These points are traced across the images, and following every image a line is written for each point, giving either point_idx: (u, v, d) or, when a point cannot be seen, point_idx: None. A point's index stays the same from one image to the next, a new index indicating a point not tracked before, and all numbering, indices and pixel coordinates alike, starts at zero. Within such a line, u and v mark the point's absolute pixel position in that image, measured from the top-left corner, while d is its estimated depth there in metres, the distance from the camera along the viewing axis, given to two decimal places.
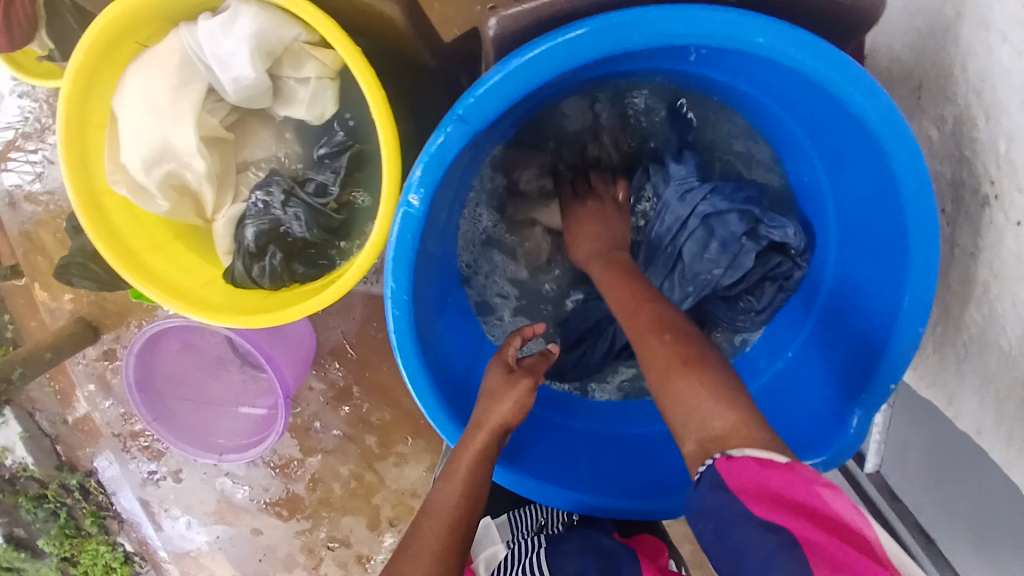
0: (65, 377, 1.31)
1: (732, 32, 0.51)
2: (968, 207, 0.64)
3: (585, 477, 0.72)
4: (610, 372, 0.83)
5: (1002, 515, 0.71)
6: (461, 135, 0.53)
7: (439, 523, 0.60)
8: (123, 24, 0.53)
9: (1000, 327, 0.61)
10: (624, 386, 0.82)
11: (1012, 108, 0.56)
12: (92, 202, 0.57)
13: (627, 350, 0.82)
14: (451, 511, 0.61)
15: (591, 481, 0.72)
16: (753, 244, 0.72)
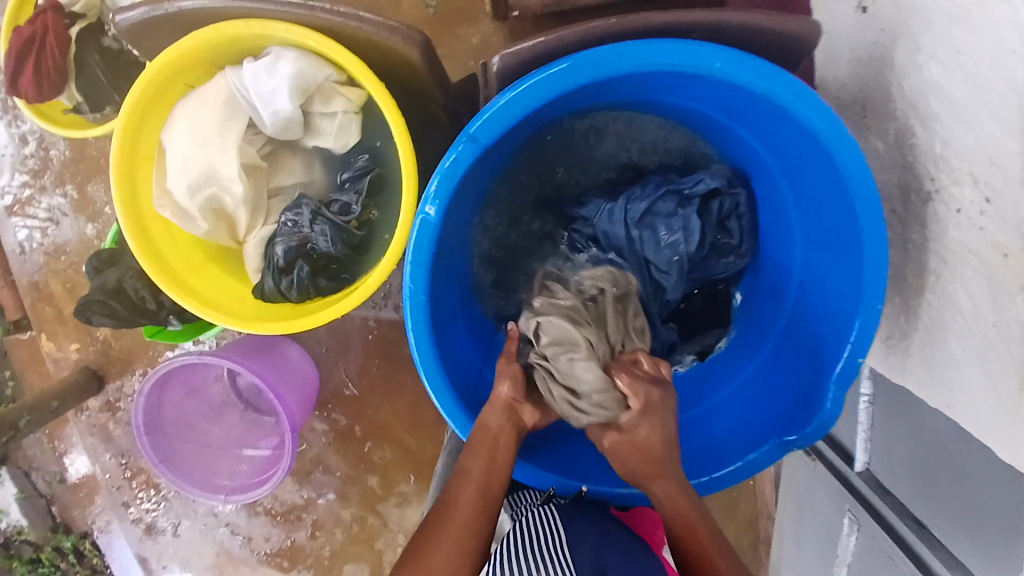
0: (65, 431, 1.30)
1: (695, 61, 0.59)
2: (915, 206, 0.73)
3: (595, 472, 0.76)
4: None
5: (991, 496, 0.72)
6: (471, 152, 0.60)
7: (462, 497, 0.64)
8: (176, 68, 0.61)
9: (955, 306, 0.69)
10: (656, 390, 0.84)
11: (943, 116, 0.65)
12: (139, 224, 0.63)
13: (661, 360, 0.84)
14: (479, 486, 0.64)
15: (600, 475, 0.76)
16: (689, 209, 0.78)
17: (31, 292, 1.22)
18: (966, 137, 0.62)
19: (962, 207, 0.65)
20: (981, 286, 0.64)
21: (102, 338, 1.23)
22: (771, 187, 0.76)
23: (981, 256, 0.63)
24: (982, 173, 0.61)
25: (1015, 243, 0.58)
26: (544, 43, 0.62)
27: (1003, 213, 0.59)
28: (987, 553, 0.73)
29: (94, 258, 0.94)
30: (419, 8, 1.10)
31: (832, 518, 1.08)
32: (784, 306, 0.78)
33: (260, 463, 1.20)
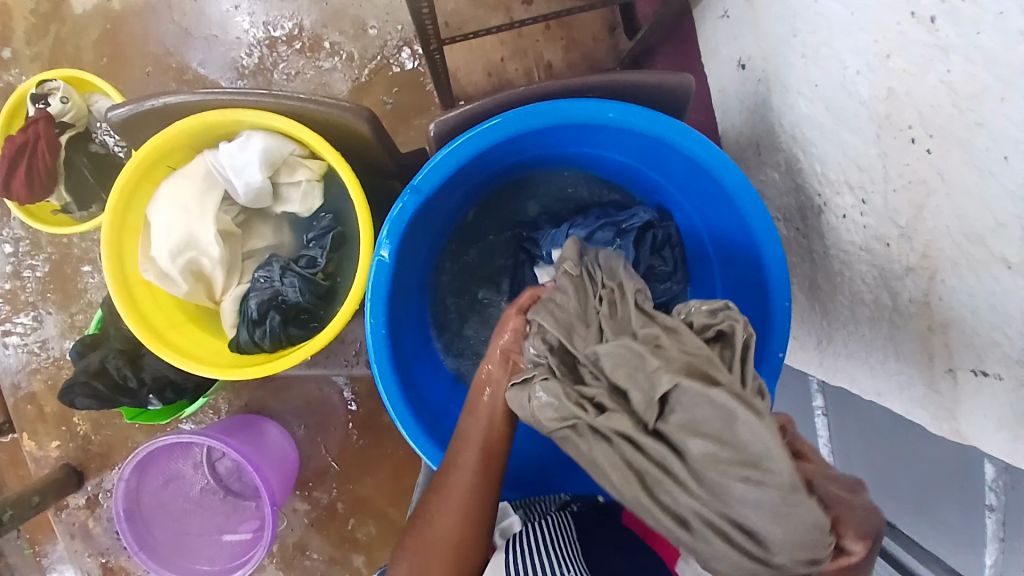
0: (43, 534, 1.28)
1: (595, 112, 0.71)
2: (813, 221, 0.84)
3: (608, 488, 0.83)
4: None
5: (939, 472, 0.77)
6: (416, 200, 0.69)
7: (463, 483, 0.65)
8: (160, 152, 0.71)
9: (861, 301, 0.78)
10: None
11: (817, 142, 0.78)
12: (126, 289, 0.71)
13: None
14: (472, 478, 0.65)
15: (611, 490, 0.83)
16: (625, 240, 0.86)
17: (14, 393, 1.26)
18: (837, 154, 0.75)
19: (846, 213, 0.76)
20: (875, 276, 0.74)
21: (83, 433, 1.25)
22: (689, 219, 0.86)
23: (869, 252, 0.74)
24: (855, 180, 0.73)
25: (893, 231, 0.69)
26: (470, 110, 0.74)
27: (878, 209, 0.70)
28: (947, 529, 0.77)
29: (79, 343, 1.00)
30: (377, 104, 1.25)
31: None
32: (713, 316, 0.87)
33: (239, 546, 1.19)
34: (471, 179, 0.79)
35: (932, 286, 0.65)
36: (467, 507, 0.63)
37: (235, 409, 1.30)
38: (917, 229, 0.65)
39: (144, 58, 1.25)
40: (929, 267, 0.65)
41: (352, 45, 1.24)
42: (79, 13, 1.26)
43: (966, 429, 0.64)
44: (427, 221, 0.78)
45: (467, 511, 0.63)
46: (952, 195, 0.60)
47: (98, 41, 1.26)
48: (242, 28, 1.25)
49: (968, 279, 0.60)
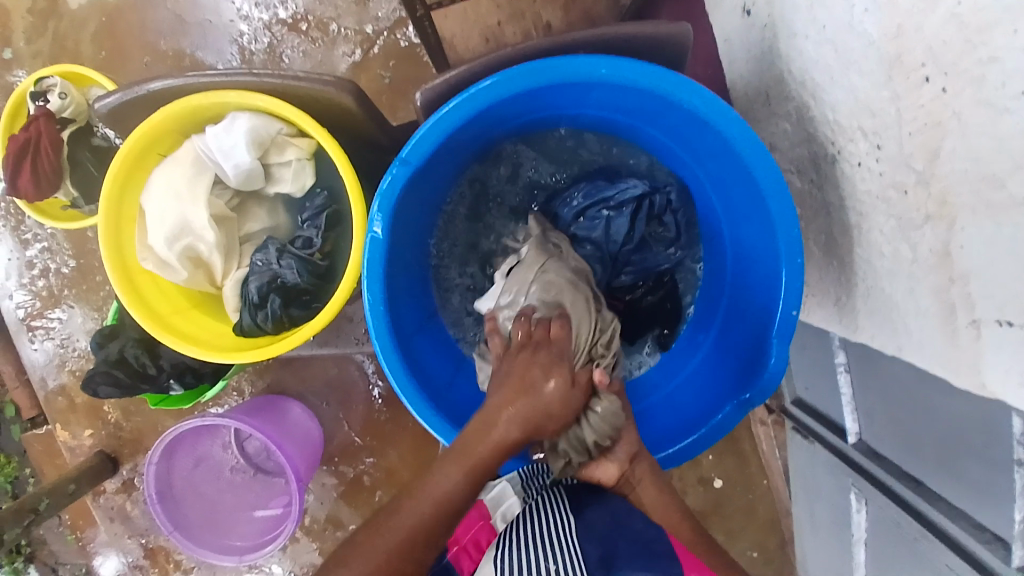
0: (85, 520, 1.33)
1: (584, 68, 0.67)
2: (827, 171, 0.80)
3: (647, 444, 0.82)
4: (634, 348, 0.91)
5: (962, 429, 0.74)
6: (405, 173, 0.68)
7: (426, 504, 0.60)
8: (149, 140, 0.71)
9: (879, 253, 0.74)
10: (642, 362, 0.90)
11: (827, 87, 0.73)
12: (128, 279, 0.72)
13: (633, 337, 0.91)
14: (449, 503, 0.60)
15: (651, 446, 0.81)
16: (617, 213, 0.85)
17: (44, 387, 1.30)
18: (847, 99, 0.70)
19: (861, 160, 0.72)
20: (892, 227, 0.70)
21: (113, 421, 1.30)
22: (695, 177, 0.83)
23: (885, 201, 0.70)
24: (869, 125, 0.68)
25: (909, 177, 0.65)
26: (456, 75, 0.72)
27: (892, 155, 0.66)
28: (969, 483, 0.75)
29: (98, 334, 1.03)
30: (375, 79, 1.22)
31: (839, 498, 1.06)
32: (725, 276, 0.84)
33: (268, 521, 1.23)
34: (461, 147, 0.77)
35: (954, 234, 0.61)
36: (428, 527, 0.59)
37: (257, 391, 1.33)
38: (934, 174, 0.61)
39: (140, 49, 1.24)
40: (948, 215, 0.61)
41: (347, 18, 1.21)
42: (73, 7, 1.25)
43: (994, 384, 0.59)
44: (421, 192, 0.76)
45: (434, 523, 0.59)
46: (967, 134, 0.55)
47: (95, 35, 1.25)
48: (234, 11, 1.23)
49: (987, 225, 0.56)
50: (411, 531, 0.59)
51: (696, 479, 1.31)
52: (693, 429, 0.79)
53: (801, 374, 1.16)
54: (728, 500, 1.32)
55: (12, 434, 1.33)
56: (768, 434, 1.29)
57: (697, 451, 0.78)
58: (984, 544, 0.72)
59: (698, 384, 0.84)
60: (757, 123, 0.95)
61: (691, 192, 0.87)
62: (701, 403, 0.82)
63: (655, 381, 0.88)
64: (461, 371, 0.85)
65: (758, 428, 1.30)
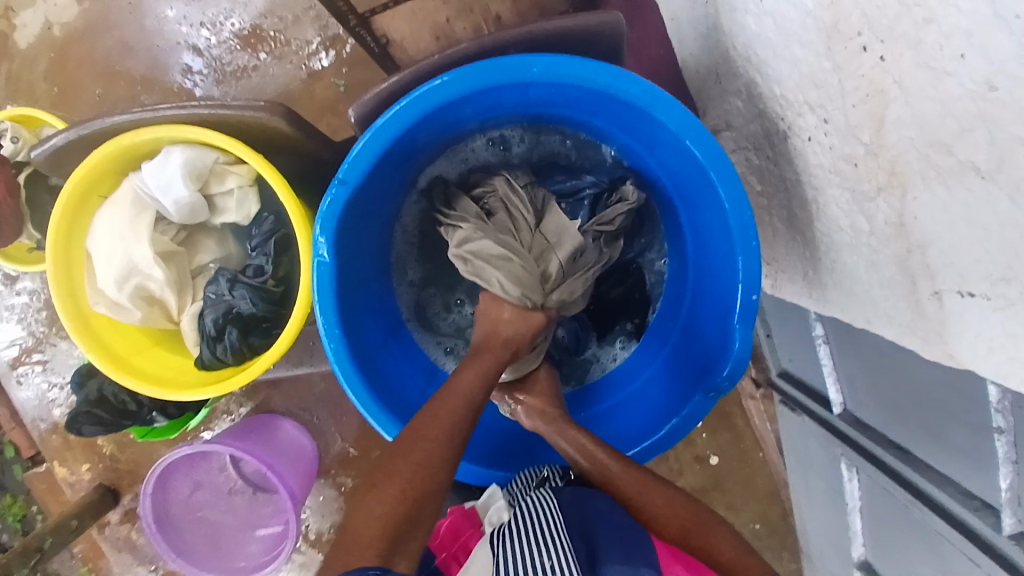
0: (93, 554, 1.34)
1: (515, 69, 0.66)
2: (780, 146, 0.79)
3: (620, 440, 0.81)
4: (608, 339, 0.92)
5: (939, 396, 0.72)
6: (345, 194, 0.67)
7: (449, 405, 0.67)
8: (85, 184, 0.71)
9: (838, 227, 0.73)
10: (617, 356, 0.91)
11: (771, 60, 0.71)
12: (83, 324, 0.72)
13: (603, 329, 0.91)
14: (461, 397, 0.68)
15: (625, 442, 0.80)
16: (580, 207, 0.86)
17: (38, 427, 1.31)
18: (791, 73, 0.69)
19: (811, 134, 0.70)
20: (848, 200, 0.69)
21: (110, 454, 1.31)
22: (647, 163, 0.81)
23: (838, 174, 0.68)
24: (813, 98, 0.67)
25: (858, 149, 0.63)
26: (387, 87, 0.70)
27: (840, 128, 0.64)
28: (953, 448, 0.73)
29: (78, 373, 1.03)
30: (330, 88, 1.20)
31: (833, 469, 1.05)
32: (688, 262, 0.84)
33: (270, 540, 1.24)
34: (405, 156, 0.76)
35: (907, 204, 0.59)
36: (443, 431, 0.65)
37: (248, 409, 1.32)
38: (882, 145, 0.59)
39: (91, 78, 1.23)
40: (899, 184, 0.59)
41: (295, 29, 1.20)
42: (21, 44, 1.24)
43: (962, 353, 0.57)
44: (368, 207, 0.75)
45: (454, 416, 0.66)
46: (910, 101, 0.53)
47: (47, 72, 1.24)
48: (182, 32, 1.21)
49: (938, 191, 0.54)
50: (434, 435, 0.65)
51: (692, 457, 1.31)
52: (664, 420, 0.78)
53: (783, 345, 1.15)
54: (726, 477, 1.31)
55: (15, 474, 1.34)
56: (758, 408, 1.28)
57: (680, 435, 0.77)
58: (972, 511, 0.71)
59: (667, 372, 0.84)
60: (711, 100, 0.94)
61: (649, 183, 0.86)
62: (669, 391, 0.81)
63: (629, 375, 0.88)
64: (432, 382, 0.86)
65: (748, 403, 1.29)
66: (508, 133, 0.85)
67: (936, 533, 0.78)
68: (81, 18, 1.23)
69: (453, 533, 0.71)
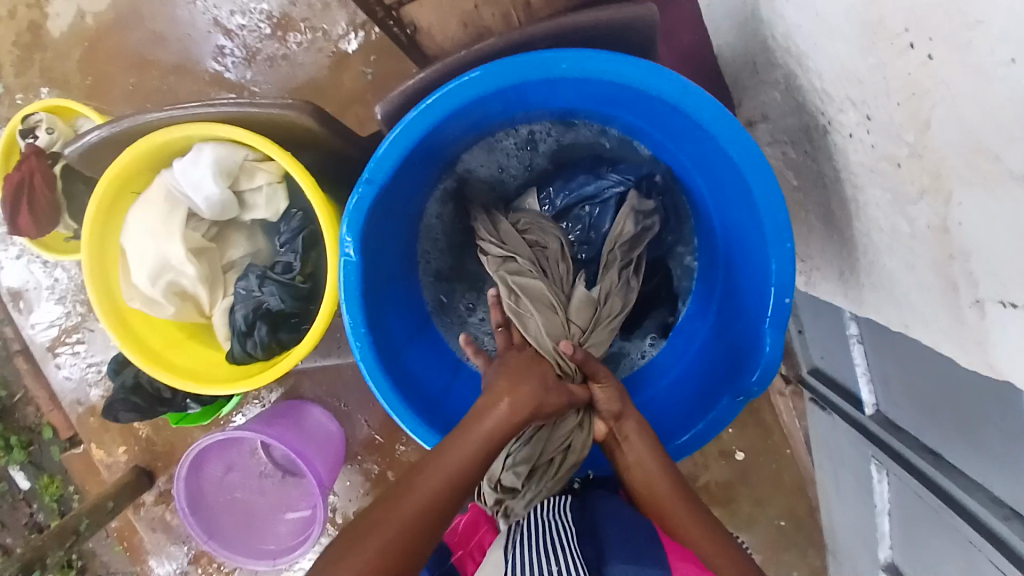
0: (130, 532, 1.39)
1: (543, 66, 0.65)
2: (819, 141, 0.76)
3: None
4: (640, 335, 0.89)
5: (977, 402, 0.70)
6: (371, 193, 0.67)
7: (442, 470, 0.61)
8: (119, 183, 0.72)
9: (878, 227, 0.70)
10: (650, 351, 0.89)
11: (812, 53, 0.69)
12: (118, 319, 0.74)
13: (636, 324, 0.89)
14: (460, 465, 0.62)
15: None
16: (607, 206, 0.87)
17: (76, 410, 1.36)
18: (833, 67, 0.66)
19: (851, 131, 0.68)
20: (888, 201, 0.66)
21: (145, 437, 1.35)
22: (678, 159, 0.80)
23: (879, 174, 0.66)
24: (856, 94, 0.64)
25: (901, 149, 0.61)
26: (414, 85, 0.70)
27: (883, 126, 0.62)
28: (989, 455, 0.71)
29: (114, 361, 1.06)
30: (358, 78, 1.20)
31: (862, 469, 1.03)
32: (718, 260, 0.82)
33: (298, 525, 1.26)
34: (433, 153, 0.76)
35: (951, 209, 0.56)
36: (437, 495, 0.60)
37: (277, 396, 1.35)
38: (925, 147, 0.57)
39: (123, 70, 1.24)
40: (943, 189, 0.57)
41: (323, 18, 1.19)
42: (56, 36, 1.26)
43: (1001, 364, 0.54)
44: (395, 204, 0.75)
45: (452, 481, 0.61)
46: (958, 104, 0.51)
47: (80, 63, 1.25)
48: (211, 22, 1.22)
49: (983, 195, 0.52)
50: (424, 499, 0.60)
51: (717, 452, 1.30)
52: (689, 421, 0.77)
53: (815, 342, 1.12)
54: (753, 471, 1.30)
55: (55, 454, 1.39)
56: (787, 404, 1.27)
57: (710, 435, 0.76)
58: (1002, 520, 0.69)
59: (693, 372, 0.83)
60: (747, 90, 0.91)
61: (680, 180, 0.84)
62: (695, 391, 0.81)
63: (654, 373, 0.87)
64: (457, 376, 0.86)
65: (777, 399, 1.28)
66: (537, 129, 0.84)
67: (964, 539, 0.77)
68: (113, 9, 1.24)
69: (473, 527, 0.74)
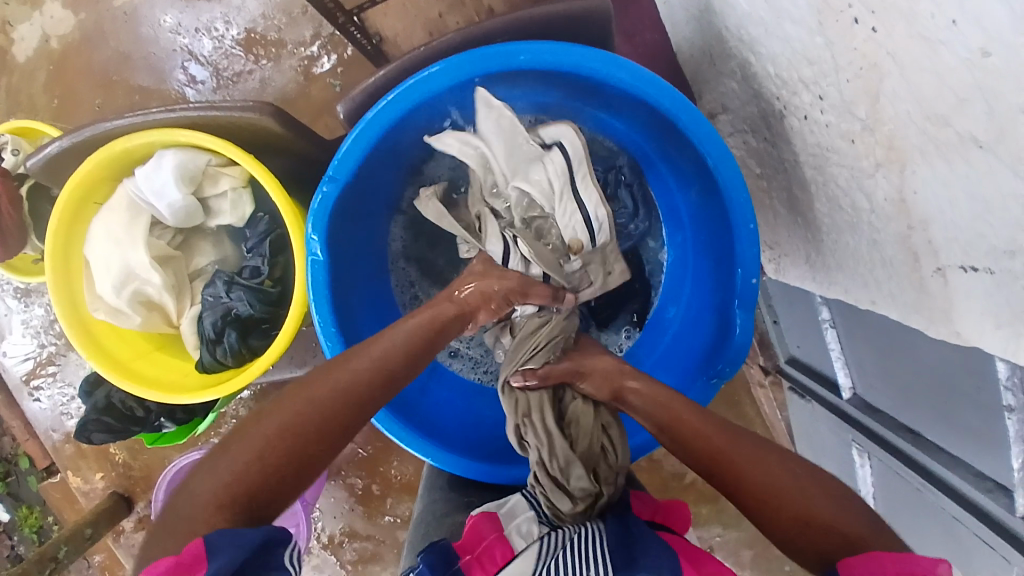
0: (110, 562, 1.35)
1: (501, 59, 0.65)
2: (778, 127, 0.77)
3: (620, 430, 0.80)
4: (616, 325, 0.89)
5: (949, 374, 0.70)
6: (335, 190, 0.67)
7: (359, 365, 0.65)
8: (80, 193, 0.71)
9: (839, 206, 0.71)
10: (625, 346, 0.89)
11: (764, 39, 0.70)
12: (83, 330, 0.73)
13: (604, 318, 0.89)
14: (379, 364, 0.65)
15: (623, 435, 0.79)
16: None
17: (51, 437, 1.33)
18: (784, 49, 0.67)
19: (807, 112, 0.69)
20: (847, 177, 0.67)
21: (122, 462, 1.33)
22: (643, 148, 0.81)
23: (836, 152, 0.67)
24: (808, 76, 0.65)
25: (855, 125, 0.62)
26: (374, 84, 0.70)
27: (835, 104, 0.63)
28: (966, 426, 0.71)
29: (86, 382, 1.04)
30: (326, 89, 1.21)
31: (844, 454, 1.02)
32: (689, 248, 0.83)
33: None
34: (395, 151, 0.76)
35: (906, 179, 0.57)
36: (346, 392, 0.63)
37: None
38: (878, 119, 0.58)
39: (90, 92, 1.24)
40: (898, 159, 0.57)
41: (289, 32, 1.20)
42: (22, 61, 1.25)
43: (968, 330, 0.55)
44: (361, 204, 0.75)
45: (364, 376, 0.64)
46: (904, 73, 0.52)
47: (47, 86, 1.25)
48: (178, 41, 1.22)
49: (938, 164, 0.52)
50: (336, 394, 0.62)
51: None
52: None
53: (791, 332, 1.13)
54: None
55: (30, 485, 1.36)
56: (768, 396, 1.26)
57: None
58: (985, 493, 0.69)
59: (673, 364, 0.82)
60: (706, 84, 0.93)
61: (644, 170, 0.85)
62: (673, 382, 0.80)
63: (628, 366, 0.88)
64: None
65: (757, 391, 1.27)
66: None
67: (949, 516, 0.76)
68: (79, 31, 1.24)
69: (475, 535, 0.66)
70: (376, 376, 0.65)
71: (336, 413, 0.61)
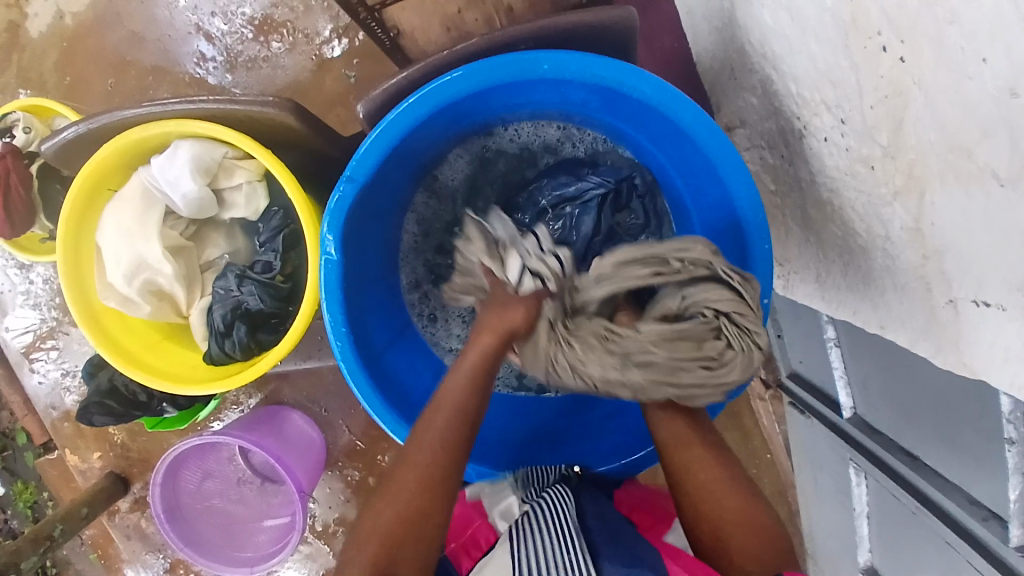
0: (104, 540, 1.36)
1: (525, 67, 0.65)
2: (795, 146, 0.77)
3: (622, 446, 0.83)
4: None
5: (952, 402, 0.71)
6: (353, 190, 0.67)
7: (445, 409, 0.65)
8: (95, 181, 0.71)
9: (853, 228, 0.72)
10: None
11: (788, 58, 0.70)
12: (92, 318, 0.73)
13: None
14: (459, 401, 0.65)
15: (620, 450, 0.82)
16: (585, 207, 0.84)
17: (49, 415, 1.33)
18: (807, 68, 0.67)
19: (827, 134, 0.69)
20: (864, 202, 0.67)
21: (120, 442, 1.33)
22: (658, 160, 0.81)
23: (853, 176, 0.67)
24: (831, 98, 0.65)
25: (875, 151, 0.62)
26: (395, 85, 0.70)
27: (857, 128, 0.63)
28: (966, 453, 0.71)
29: (89, 364, 1.04)
30: (340, 80, 1.20)
31: (841, 470, 1.03)
32: None
33: (278, 531, 1.24)
34: (413, 153, 0.76)
35: (924, 208, 0.58)
36: (444, 441, 0.64)
37: (257, 401, 1.32)
38: (899, 147, 0.58)
39: (103, 72, 1.23)
40: (918, 188, 0.58)
41: (305, 20, 1.19)
42: (35, 37, 1.24)
43: (975, 361, 0.55)
44: (376, 203, 0.75)
45: (454, 412, 0.65)
46: (929, 103, 0.52)
47: (59, 64, 1.24)
48: (192, 23, 1.21)
49: (958, 197, 0.52)
50: (437, 442, 0.64)
51: None
52: None
53: (794, 346, 1.14)
54: None
55: (26, 461, 1.36)
56: (766, 410, 1.27)
57: None
58: (980, 521, 0.69)
59: None
60: (724, 96, 0.93)
61: (659, 181, 0.85)
62: None
63: None
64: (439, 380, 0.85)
65: (756, 404, 1.27)
66: (508, 126, 0.85)
67: (944, 541, 0.77)
68: (92, 10, 1.22)
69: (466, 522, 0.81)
70: (459, 413, 0.65)
71: (440, 462, 0.63)
